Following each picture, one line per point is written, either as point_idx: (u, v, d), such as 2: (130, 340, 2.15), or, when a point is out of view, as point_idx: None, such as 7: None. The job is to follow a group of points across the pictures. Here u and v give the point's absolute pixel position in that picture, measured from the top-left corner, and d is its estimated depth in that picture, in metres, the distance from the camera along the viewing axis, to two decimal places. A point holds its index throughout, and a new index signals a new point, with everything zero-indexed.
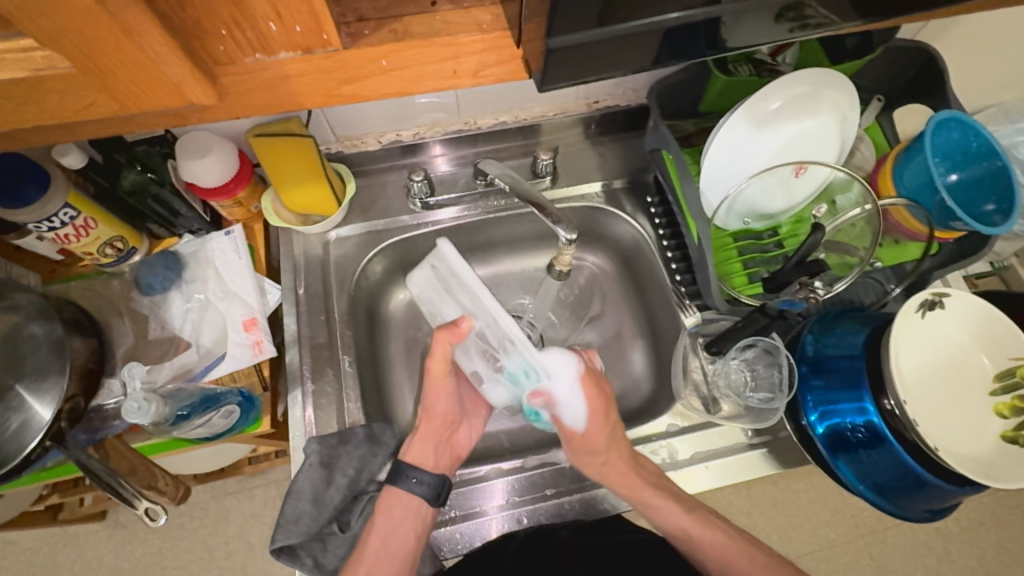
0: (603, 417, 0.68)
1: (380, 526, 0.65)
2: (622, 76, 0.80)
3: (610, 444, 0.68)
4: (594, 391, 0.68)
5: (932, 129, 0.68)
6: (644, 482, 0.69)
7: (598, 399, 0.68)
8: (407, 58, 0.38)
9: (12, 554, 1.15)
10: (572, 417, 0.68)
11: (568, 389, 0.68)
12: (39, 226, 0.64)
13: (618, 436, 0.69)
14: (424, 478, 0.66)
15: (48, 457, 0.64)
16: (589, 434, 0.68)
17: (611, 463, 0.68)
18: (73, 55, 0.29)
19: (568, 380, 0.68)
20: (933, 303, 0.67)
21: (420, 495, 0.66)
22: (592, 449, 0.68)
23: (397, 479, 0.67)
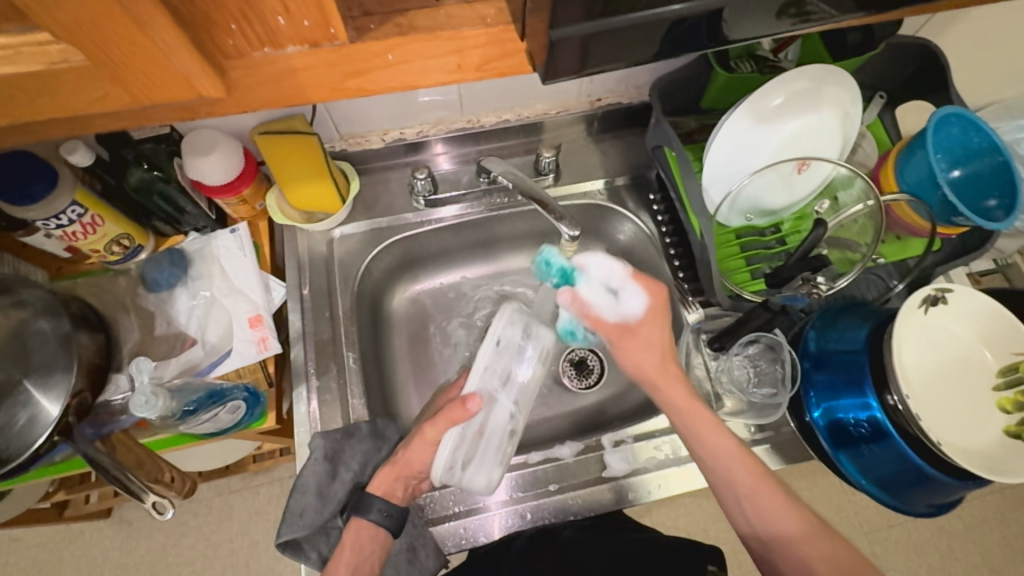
0: (660, 308, 0.69)
1: (347, 558, 0.62)
2: (625, 73, 0.80)
3: (658, 346, 0.68)
4: (649, 283, 0.69)
5: (934, 125, 0.69)
6: (699, 406, 0.65)
7: (661, 294, 0.69)
8: (411, 52, 0.38)
9: (18, 551, 1.16)
10: (630, 305, 0.69)
11: (618, 284, 0.69)
12: (46, 223, 0.64)
13: (665, 337, 0.68)
14: (391, 511, 0.64)
15: (56, 452, 0.65)
16: (642, 327, 0.68)
17: (655, 359, 0.67)
18: (86, 47, 0.29)
19: (615, 276, 0.70)
20: (936, 299, 0.67)
21: (384, 528, 0.63)
22: (648, 343, 0.68)
23: (363, 510, 0.64)
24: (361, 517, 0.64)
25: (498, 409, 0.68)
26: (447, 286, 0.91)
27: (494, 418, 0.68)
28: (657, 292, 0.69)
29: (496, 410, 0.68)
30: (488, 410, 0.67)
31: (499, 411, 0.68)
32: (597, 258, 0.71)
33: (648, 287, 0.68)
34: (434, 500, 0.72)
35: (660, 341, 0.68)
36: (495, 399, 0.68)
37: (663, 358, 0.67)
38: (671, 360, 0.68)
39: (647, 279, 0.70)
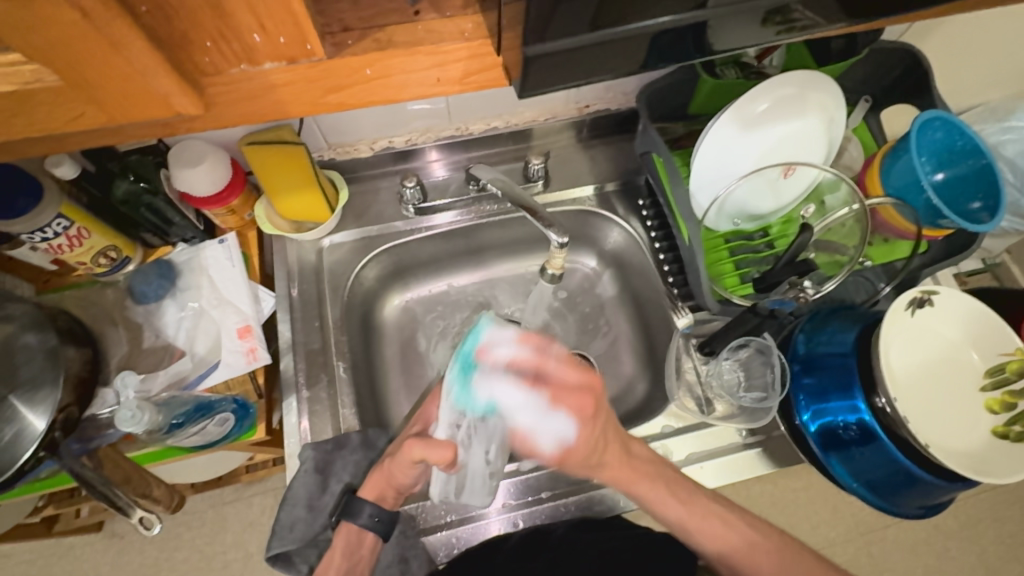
0: (591, 418, 0.61)
1: (338, 563, 0.63)
2: (612, 81, 0.81)
3: (596, 452, 0.63)
4: (568, 396, 0.61)
5: (918, 129, 0.69)
6: (639, 475, 0.65)
7: (585, 403, 0.61)
8: (391, 66, 0.38)
9: (8, 567, 1.14)
10: (561, 427, 0.61)
11: (536, 418, 0.61)
12: (32, 236, 0.64)
13: (607, 437, 0.63)
14: (382, 516, 0.63)
15: (41, 468, 0.64)
16: (579, 440, 0.61)
17: (586, 459, 0.63)
18: (59, 68, 0.29)
19: (527, 405, 0.61)
20: (922, 301, 0.67)
21: (373, 532, 0.63)
22: (583, 457, 0.62)
23: (353, 515, 0.63)
24: (350, 522, 0.63)
25: (474, 458, 0.64)
26: (436, 294, 0.91)
27: (471, 460, 0.64)
28: (581, 403, 0.61)
29: (471, 455, 0.64)
30: (464, 460, 0.64)
31: (477, 454, 0.64)
32: (501, 337, 0.63)
33: (572, 406, 0.61)
34: (427, 510, 0.71)
35: (597, 453, 0.63)
36: (471, 445, 0.64)
37: (597, 457, 0.63)
38: (608, 452, 0.63)
39: (571, 384, 0.62)
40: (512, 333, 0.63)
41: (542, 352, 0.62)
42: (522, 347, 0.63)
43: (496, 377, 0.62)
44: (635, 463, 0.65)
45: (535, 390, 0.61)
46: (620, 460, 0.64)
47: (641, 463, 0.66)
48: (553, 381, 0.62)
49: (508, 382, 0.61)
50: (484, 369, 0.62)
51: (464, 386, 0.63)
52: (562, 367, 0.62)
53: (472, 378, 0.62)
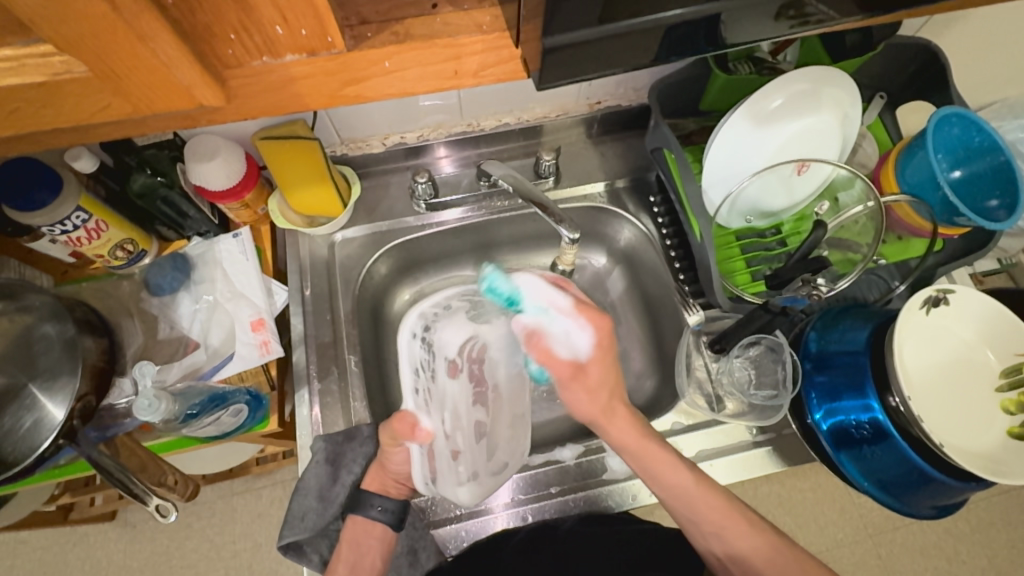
0: (608, 344, 0.65)
1: (346, 556, 0.64)
2: (624, 76, 0.81)
3: (602, 388, 0.66)
4: (594, 313, 0.64)
5: (934, 126, 0.69)
6: (647, 437, 0.66)
7: (606, 328, 0.64)
8: (408, 60, 0.38)
9: (24, 553, 1.17)
10: (580, 340, 0.64)
11: (562, 322, 0.64)
12: (52, 228, 0.65)
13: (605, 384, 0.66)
14: (386, 505, 0.65)
15: (61, 455, 0.66)
16: (596, 360, 0.65)
17: (594, 400, 0.66)
18: (88, 58, 0.30)
19: (553, 308, 0.64)
20: (938, 299, 0.67)
21: (384, 523, 0.64)
22: (595, 384, 0.66)
23: (360, 507, 0.65)
24: (357, 514, 0.65)
25: (436, 425, 0.63)
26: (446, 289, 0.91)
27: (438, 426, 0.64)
28: (603, 327, 0.64)
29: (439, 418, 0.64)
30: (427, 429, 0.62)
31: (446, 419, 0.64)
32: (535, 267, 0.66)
33: (594, 325, 0.64)
34: (436, 502, 0.72)
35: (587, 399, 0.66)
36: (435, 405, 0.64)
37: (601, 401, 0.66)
38: (614, 391, 0.67)
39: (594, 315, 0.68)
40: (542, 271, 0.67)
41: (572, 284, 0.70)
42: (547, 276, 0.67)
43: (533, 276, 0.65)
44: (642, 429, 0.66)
45: (564, 295, 0.65)
46: (627, 413, 0.67)
47: (652, 440, 0.66)
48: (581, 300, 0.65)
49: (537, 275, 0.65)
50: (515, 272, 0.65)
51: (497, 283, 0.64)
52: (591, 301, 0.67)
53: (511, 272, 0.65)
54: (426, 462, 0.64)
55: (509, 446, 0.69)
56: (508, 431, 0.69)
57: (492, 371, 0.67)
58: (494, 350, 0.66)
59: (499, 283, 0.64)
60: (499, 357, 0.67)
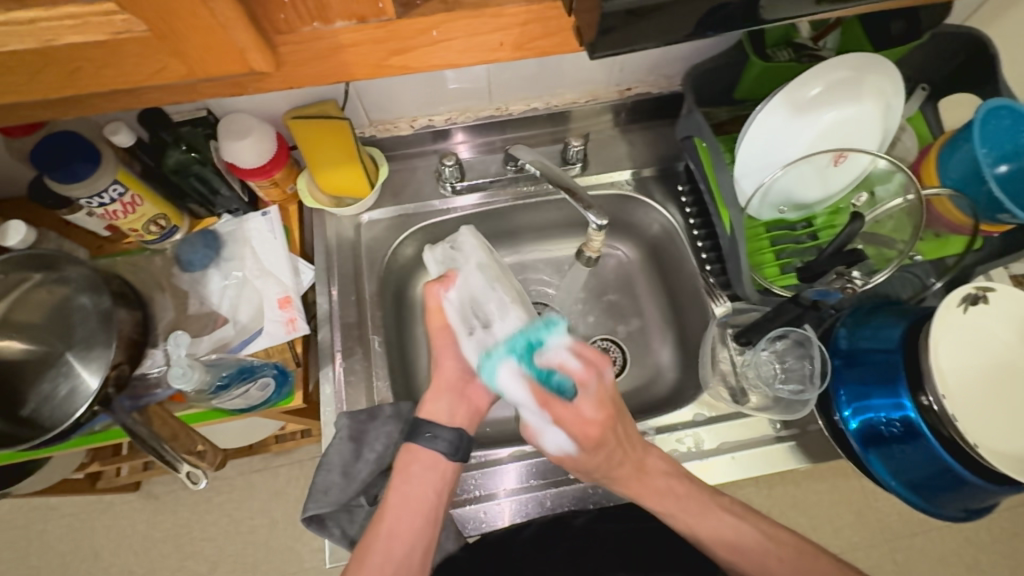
0: (593, 447, 0.62)
1: (401, 485, 0.62)
2: (657, 62, 0.79)
3: (599, 470, 0.64)
4: (576, 423, 0.61)
5: (982, 118, 0.66)
6: (653, 491, 0.66)
7: (590, 436, 0.61)
8: (455, 29, 0.38)
9: (53, 519, 1.21)
10: (565, 442, 0.62)
11: (540, 424, 0.61)
12: (90, 201, 0.67)
13: (614, 459, 0.63)
14: (441, 433, 0.63)
15: (96, 422, 0.68)
16: (590, 457, 0.62)
17: (597, 472, 0.64)
18: (149, 18, 0.30)
19: (533, 410, 0.61)
20: (977, 297, 0.65)
21: (441, 452, 0.62)
22: (596, 468, 0.63)
23: (416, 434, 0.63)
24: (414, 442, 0.63)
25: (473, 276, 0.69)
26: None
27: (473, 291, 0.67)
28: (586, 435, 0.61)
29: (467, 277, 0.69)
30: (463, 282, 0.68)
31: (477, 287, 0.68)
32: (561, 345, 0.63)
33: (577, 431, 0.61)
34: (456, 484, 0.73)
35: (602, 469, 0.64)
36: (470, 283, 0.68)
37: (597, 475, 0.65)
38: (620, 468, 0.64)
39: (588, 415, 0.62)
40: (570, 345, 0.63)
41: (591, 369, 0.63)
42: (574, 359, 0.62)
43: (522, 372, 0.61)
44: (648, 480, 0.65)
45: (546, 409, 0.61)
46: (632, 478, 0.65)
47: (655, 479, 0.66)
48: (567, 404, 0.61)
49: (525, 385, 0.61)
50: (510, 367, 0.61)
51: (493, 364, 0.62)
52: (590, 402, 0.62)
53: (507, 362, 0.62)
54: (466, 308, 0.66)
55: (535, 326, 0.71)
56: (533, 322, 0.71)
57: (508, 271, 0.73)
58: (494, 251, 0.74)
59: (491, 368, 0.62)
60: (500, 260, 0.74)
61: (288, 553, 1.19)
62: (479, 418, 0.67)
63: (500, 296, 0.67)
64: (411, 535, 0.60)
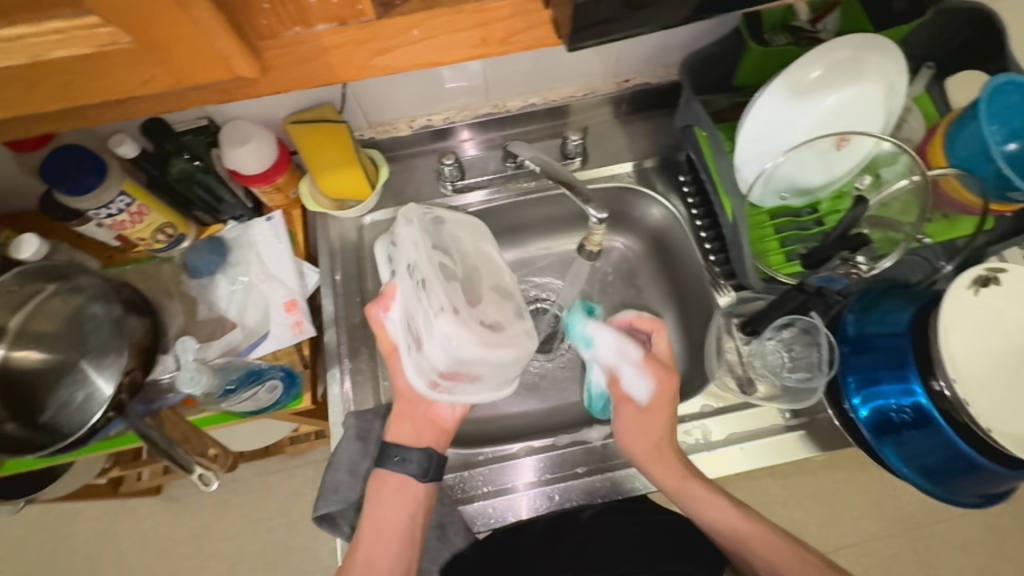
0: (668, 397, 0.68)
1: (376, 511, 0.63)
2: (654, 52, 0.79)
3: (654, 435, 0.67)
4: (664, 371, 0.68)
5: (987, 96, 0.65)
6: (692, 475, 0.68)
7: (669, 388, 0.68)
8: (437, 27, 0.39)
9: (78, 523, 1.24)
10: (640, 385, 0.68)
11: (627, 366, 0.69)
12: (98, 212, 0.69)
13: (672, 417, 0.69)
14: (408, 457, 0.64)
15: (112, 427, 0.69)
16: (652, 413, 0.68)
17: (645, 440, 0.68)
18: (131, 28, 0.31)
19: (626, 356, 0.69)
20: (988, 279, 0.64)
21: (410, 475, 0.64)
22: (649, 426, 0.68)
23: (385, 461, 0.64)
24: (384, 469, 0.64)
25: (406, 287, 0.58)
26: None
27: (405, 303, 0.58)
28: (667, 380, 0.68)
29: (403, 292, 0.59)
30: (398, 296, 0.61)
31: (408, 296, 0.58)
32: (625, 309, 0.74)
33: (665, 376, 0.68)
34: (465, 480, 0.74)
35: (661, 431, 0.68)
36: (410, 299, 0.58)
37: (660, 437, 0.68)
38: (671, 434, 0.68)
39: (663, 357, 0.70)
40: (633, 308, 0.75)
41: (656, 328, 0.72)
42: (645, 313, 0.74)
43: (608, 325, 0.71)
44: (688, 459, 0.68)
45: (632, 349, 0.69)
46: (675, 456, 0.68)
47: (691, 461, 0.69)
48: (652, 353, 0.69)
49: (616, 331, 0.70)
50: (595, 321, 0.72)
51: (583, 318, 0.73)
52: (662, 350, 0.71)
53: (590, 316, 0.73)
54: (405, 330, 0.60)
55: (497, 309, 0.59)
56: (493, 295, 0.60)
57: (475, 273, 0.60)
58: (454, 223, 0.62)
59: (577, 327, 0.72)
60: (462, 229, 0.63)
61: (305, 551, 1.20)
62: (447, 436, 0.67)
63: (425, 307, 0.55)
64: (388, 563, 0.62)
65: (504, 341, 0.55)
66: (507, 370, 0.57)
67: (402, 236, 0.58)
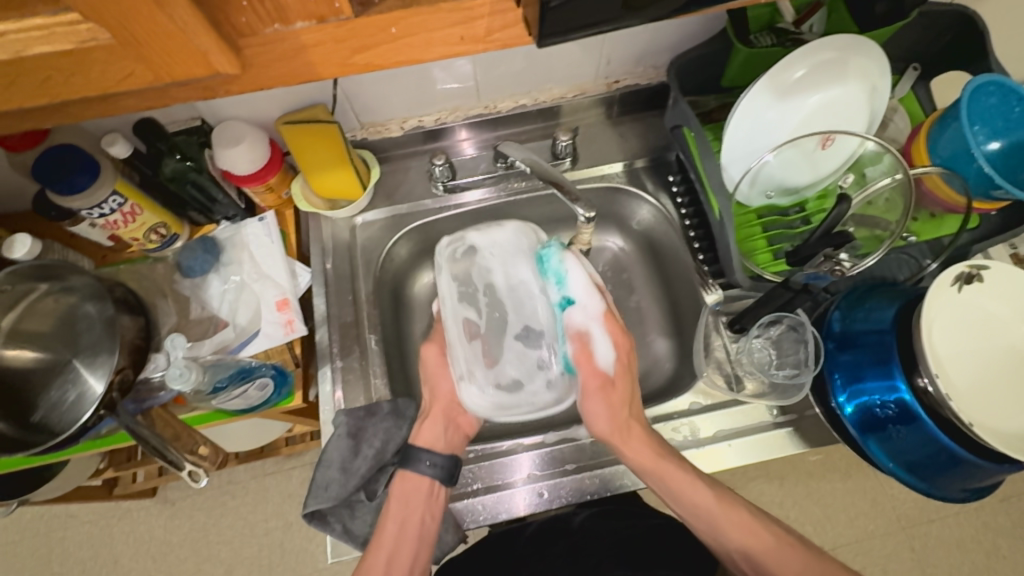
0: (623, 368, 0.67)
1: (396, 513, 0.64)
2: (643, 54, 0.80)
3: (644, 465, 0.64)
4: (615, 325, 0.68)
5: (968, 96, 0.66)
6: (657, 450, 0.65)
7: (625, 340, 0.68)
8: (415, 25, 0.39)
9: (73, 526, 1.24)
10: (603, 342, 0.67)
11: (588, 318, 0.68)
12: (91, 212, 0.69)
13: (628, 396, 0.67)
14: (437, 460, 0.65)
15: (103, 424, 0.70)
16: (616, 383, 0.67)
17: (613, 415, 0.65)
18: (111, 24, 0.31)
19: (592, 316, 0.68)
20: (971, 276, 0.64)
21: (433, 477, 0.65)
22: (620, 399, 0.66)
23: (411, 462, 0.66)
24: (409, 469, 0.66)
25: (449, 318, 0.69)
26: None
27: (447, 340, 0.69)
28: (620, 339, 0.68)
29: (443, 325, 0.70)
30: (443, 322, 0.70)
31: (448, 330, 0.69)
32: (572, 262, 0.70)
33: (615, 338, 0.67)
34: (454, 477, 0.73)
35: (642, 465, 0.65)
36: (454, 329, 0.69)
37: (628, 435, 0.65)
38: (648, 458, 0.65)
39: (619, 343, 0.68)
40: (577, 261, 0.70)
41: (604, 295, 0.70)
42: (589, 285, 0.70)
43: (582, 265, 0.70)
44: (654, 441, 0.66)
45: (598, 295, 0.68)
46: (648, 451, 0.65)
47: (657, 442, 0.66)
48: (608, 309, 0.69)
49: (585, 269, 0.69)
50: (569, 254, 0.70)
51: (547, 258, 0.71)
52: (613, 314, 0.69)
53: (562, 251, 0.70)
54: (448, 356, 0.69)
55: (517, 363, 0.68)
56: (519, 340, 0.69)
57: (484, 275, 0.72)
58: (487, 251, 0.73)
59: (550, 260, 0.70)
60: (492, 259, 0.73)
61: (301, 554, 1.20)
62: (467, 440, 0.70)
63: (464, 345, 0.68)
64: (411, 562, 0.63)
65: (519, 401, 0.67)
66: (518, 399, 0.67)
67: (445, 266, 0.72)
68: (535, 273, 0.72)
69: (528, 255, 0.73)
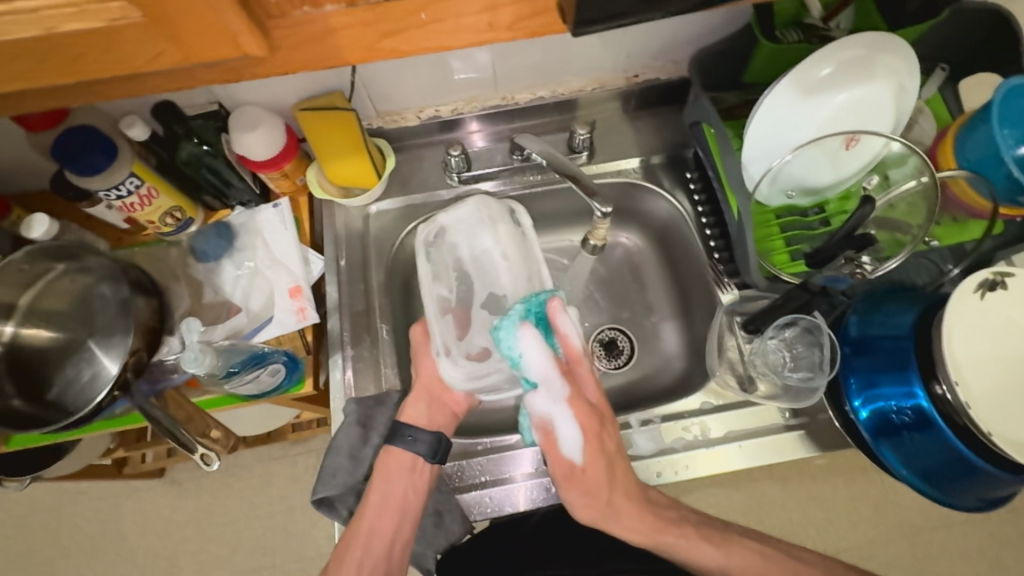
0: (595, 436, 0.60)
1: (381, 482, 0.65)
2: (664, 47, 0.79)
3: (633, 538, 0.63)
4: (583, 410, 0.60)
5: (1001, 98, 0.64)
6: (664, 522, 0.64)
7: (594, 424, 0.60)
8: (444, 10, 0.39)
9: (82, 503, 1.26)
10: (570, 441, 0.59)
11: (560, 419, 0.59)
12: (109, 193, 0.69)
13: (619, 498, 0.63)
14: (420, 436, 0.65)
15: (117, 405, 0.71)
16: (587, 472, 0.60)
17: (594, 504, 0.62)
18: (142, 3, 0.31)
19: (557, 401, 0.59)
20: (995, 283, 0.64)
21: (418, 453, 0.65)
22: (591, 487, 0.61)
23: (394, 437, 0.65)
24: (393, 444, 0.66)
25: (428, 299, 0.69)
26: None
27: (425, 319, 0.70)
28: (591, 421, 0.60)
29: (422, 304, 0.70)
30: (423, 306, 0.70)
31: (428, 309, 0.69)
32: (534, 345, 0.59)
33: (585, 419, 0.59)
34: (462, 469, 0.73)
35: (624, 533, 0.63)
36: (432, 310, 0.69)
37: (606, 493, 0.62)
38: (619, 503, 0.63)
39: (590, 399, 0.62)
40: (538, 345, 0.59)
41: (572, 370, 0.62)
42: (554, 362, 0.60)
43: (554, 324, 0.61)
44: (661, 517, 0.64)
45: (563, 379, 0.59)
46: (639, 519, 0.63)
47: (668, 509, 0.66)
48: (575, 387, 0.60)
49: (544, 352, 0.59)
50: (530, 329, 0.60)
51: (510, 329, 0.61)
52: (585, 401, 0.61)
53: (521, 323, 0.61)
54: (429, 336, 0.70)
55: (486, 331, 0.69)
56: (487, 309, 0.70)
57: (452, 250, 0.73)
58: (454, 228, 0.72)
59: (504, 339, 0.61)
60: (458, 235, 0.72)
61: (304, 537, 1.22)
62: (456, 421, 0.70)
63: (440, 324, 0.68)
64: (392, 530, 0.65)
65: (490, 369, 0.68)
66: (491, 371, 0.67)
67: (422, 243, 0.71)
68: (499, 242, 0.72)
69: (492, 224, 0.72)
